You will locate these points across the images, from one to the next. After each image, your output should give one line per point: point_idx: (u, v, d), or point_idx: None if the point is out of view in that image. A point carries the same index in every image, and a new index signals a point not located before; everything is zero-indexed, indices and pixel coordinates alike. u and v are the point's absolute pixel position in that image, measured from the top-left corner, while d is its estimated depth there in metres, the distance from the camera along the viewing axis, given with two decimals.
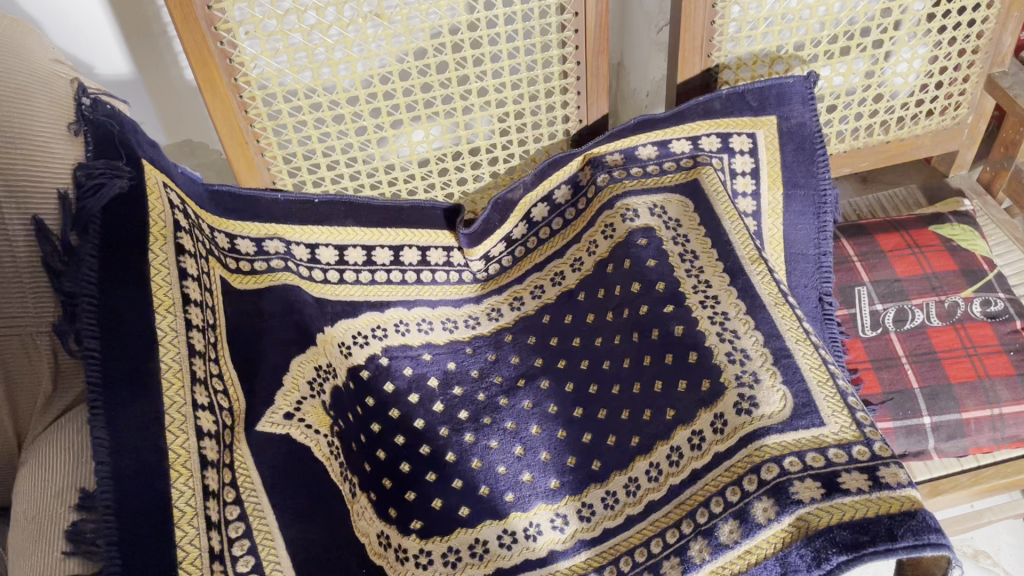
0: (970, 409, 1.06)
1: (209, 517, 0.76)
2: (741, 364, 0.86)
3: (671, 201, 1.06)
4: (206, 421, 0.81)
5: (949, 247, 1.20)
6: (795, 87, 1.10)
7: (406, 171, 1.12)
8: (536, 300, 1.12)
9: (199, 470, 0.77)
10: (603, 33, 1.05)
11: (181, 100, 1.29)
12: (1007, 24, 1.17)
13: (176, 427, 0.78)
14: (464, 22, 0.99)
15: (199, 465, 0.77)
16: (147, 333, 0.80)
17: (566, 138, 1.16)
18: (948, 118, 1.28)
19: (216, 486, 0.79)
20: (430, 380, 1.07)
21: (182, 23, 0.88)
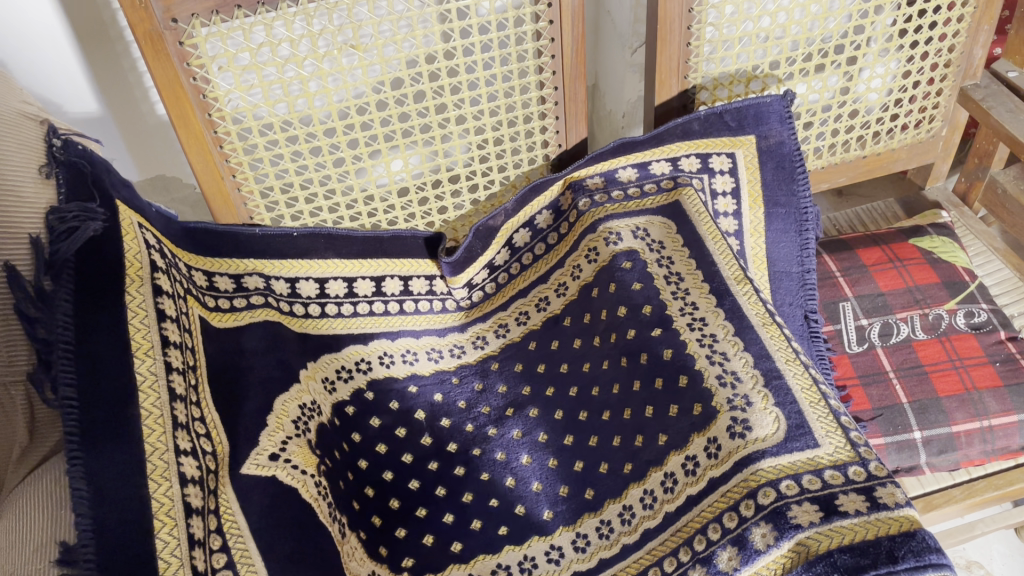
0: (960, 422, 1.06)
1: (195, 568, 0.73)
2: (732, 388, 0.85)
3: (653, 224, 1.05)
4: (189, 467, 0.79)
5: (929, 259, 1.21)
6: (772, 106, 1.09)
7: (385, 202, 1.10)
8: (521, 326, 1.11)
9: (183, 517, 0.75)
10: (580, 57, 1.04)
11: (152, 135, 1.27)
12: (978, 37, 1.19)
13: (159, 474, 0.75)
14: (441, 52, 0.98)
15: (184, 514, 0.75)
16: (127, 379, 0.78)
17: (546, 163, 1.15)
18: (923, 131, 1.29)
19: (202, 534, 0.76)
20: (417, 413, 1.05)
21: (153, 58, 0.86)
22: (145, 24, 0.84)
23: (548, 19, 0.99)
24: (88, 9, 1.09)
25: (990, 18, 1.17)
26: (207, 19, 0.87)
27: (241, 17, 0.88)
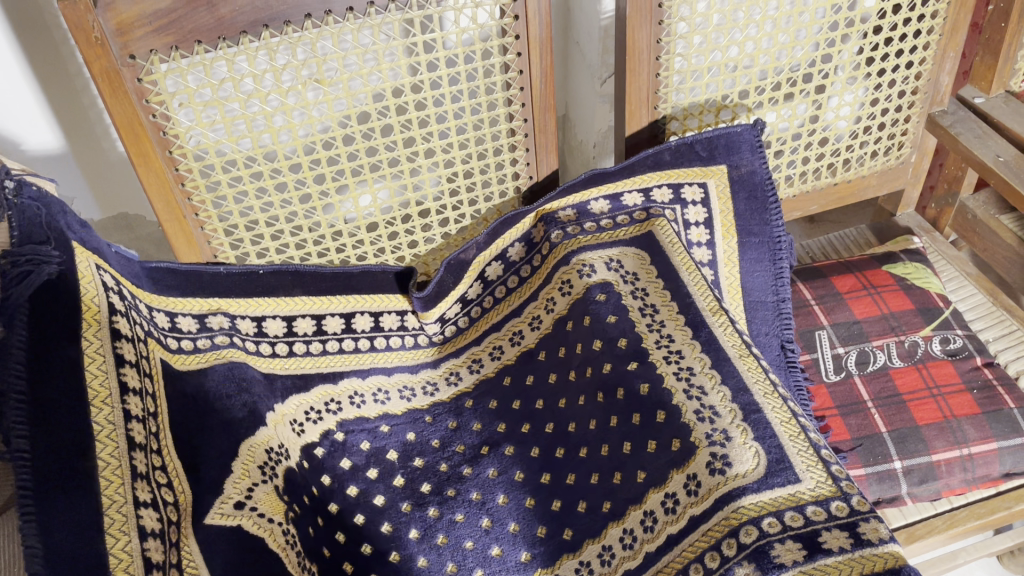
0: (940, 450, 1.05)
1: None
2: (711, 422, 0.83)
3: (627, 255, 1.03)
4: (147, 519, 0.75)
5: (903, 286, 1.21)
6: (744, 135, 1.09)
7: (354, 237, 1.08)
8: (495, 361, 1.08)
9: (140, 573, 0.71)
10: (550, 89, 1.03)
11: (114, 172, 1.24)
12: (944, 64, 1.19)
13: (116, 528, 0.72)
14: (408, 85, 0.96)
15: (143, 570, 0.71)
16: (84, 430, 0.74)
17: (517, 196, 1.13)
18: (893, 158, 1.29)
19: None
20: (389, 453, 1.02)
21: (111, 96, 0.84)
22: (101, 60, 0.81)
23: (516, 51, 0.98)
24: (46, 43, 1.07)
25: (955, 46, 1.18)
26: (166, 55, 0.84)
27: (201, 52, 0.85)
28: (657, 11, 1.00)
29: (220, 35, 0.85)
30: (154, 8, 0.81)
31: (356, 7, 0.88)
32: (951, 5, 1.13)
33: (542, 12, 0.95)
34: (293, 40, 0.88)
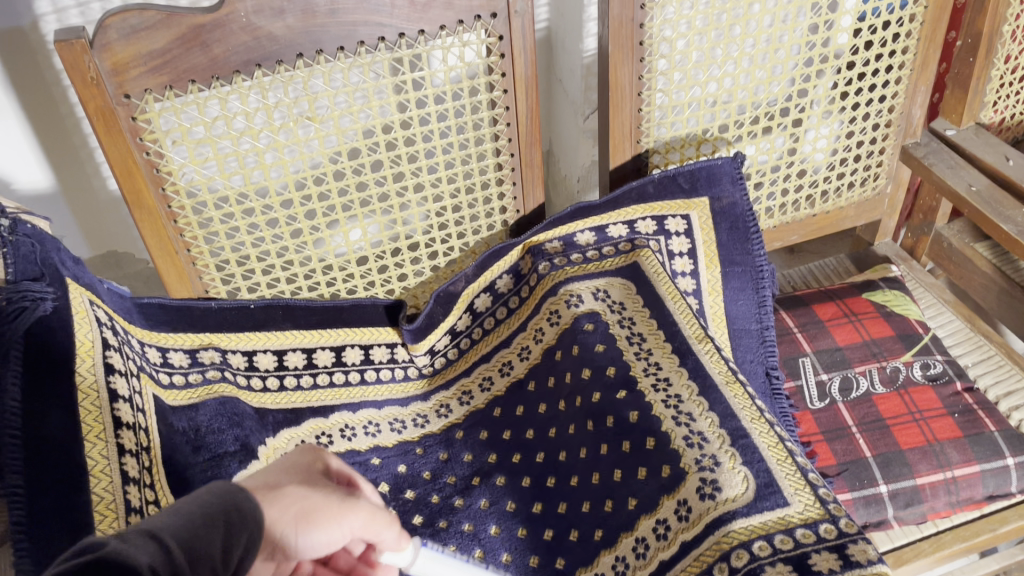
0: (924, 474, 1.07)
1: None
2: (699, 448, 0.84)
3: (614, 285, 1.05)
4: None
5: (883, 313, 1.23)
6: (724, 168, 1.11)
7: (344, 271, 1.09)
8: (485, 393, 1.09)
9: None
10: (535, 124, 1.05)
11: (105, 210, 1.25)
12: (915, 97, 1.23)
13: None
14: (396, 121, 0.98)
15: None
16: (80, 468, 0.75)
17: (505, 229, 1.15)
18: (868, 188, 1.33)
19: None
20: (381, 486, 1.03)
21: (105, 134, 0.86)
22: (96, 99, 0.83)
23: (502, 88, 1.01)
24: (39, 85, 1.09)
25: (926, 80, 1.22)
26: (160, 95, 0.86)
27: (195, 91, 0.87)
28: (638, 48, 1.03)
29: (213, 74, 0.87)
30: (149, 49, 0.82)
31: (346, 46, 0.90)
32: (921, 41, 1.17)
33: (527, 50, 0.98)
34: (285, 78, 0.90)
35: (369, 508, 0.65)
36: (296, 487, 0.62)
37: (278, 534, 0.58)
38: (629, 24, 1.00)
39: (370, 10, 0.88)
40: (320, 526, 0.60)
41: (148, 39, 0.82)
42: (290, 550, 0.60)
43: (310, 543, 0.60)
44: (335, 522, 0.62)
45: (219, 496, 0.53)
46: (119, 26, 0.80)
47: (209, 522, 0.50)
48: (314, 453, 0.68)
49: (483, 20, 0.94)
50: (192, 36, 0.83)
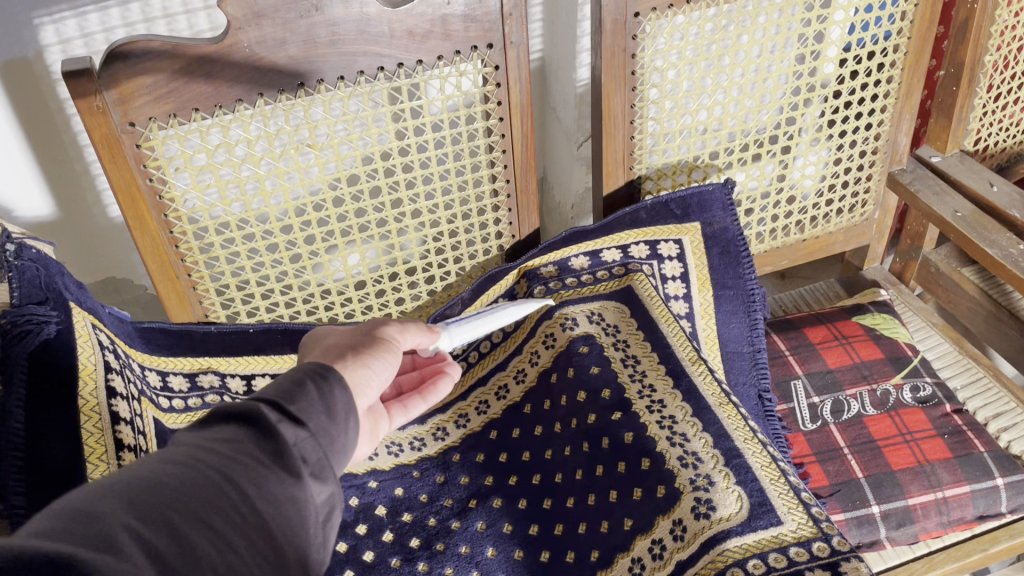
0: (915, 494, 1.08)
1: None
2: (694, 468, 0.85)
3: (608, 308, 1.07)
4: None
5: (873, 336, 1.25)
6: (716, 195, 1.13)
7: (342, 295, 1.11)
8: (481, 416, 1.11)
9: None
10: (530, 152, 1.07)
11: (104, 237, 1.27)
12: (901, 125, 1.26)
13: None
14: (394, 149, 1.00)
15: None
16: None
17: (500, 253, 1.17)
18: (857, 215, 1.35)
19: None
20: (378, 509, 1.04)
21: (110, 161, 0.87)
22: (102, 128, 0.85)
23: (498, 116, 1.03)
24: (43, 113, 1.11)
25: (911, 108, 1.24)
26: (165, 123, 0.88)
27: (199, 119, 0.89)
28: (630, 78, 1.05)
29: (217, 103, 0.89)
30: (154, 79, 0.84)
31: (347, 75, 0.92)
32: (905, 71, 1.20)
33: (523, 79, 1.01)
34: (287, 107, 0.92)
35: (397, 325, 0.80)
36: (344, 342, 0.75)
37: (356, 374, 0.70)
38: (621, 54, 1.02)
39: (370, 41, 0.91)
40: (376, 356, 0.73)
41: (154, 69, 0.84)
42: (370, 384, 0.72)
43: (384, 371, 0.73)
44: (392, 350, 0.76)
45: (315, 367, 0.65)
46: (126, 57, 0.82)
47: (309, 384, 0.62)
48: (322, 333, 0.79)
49: (480, 50, 0.96)
50: (197, 66, 0.85)
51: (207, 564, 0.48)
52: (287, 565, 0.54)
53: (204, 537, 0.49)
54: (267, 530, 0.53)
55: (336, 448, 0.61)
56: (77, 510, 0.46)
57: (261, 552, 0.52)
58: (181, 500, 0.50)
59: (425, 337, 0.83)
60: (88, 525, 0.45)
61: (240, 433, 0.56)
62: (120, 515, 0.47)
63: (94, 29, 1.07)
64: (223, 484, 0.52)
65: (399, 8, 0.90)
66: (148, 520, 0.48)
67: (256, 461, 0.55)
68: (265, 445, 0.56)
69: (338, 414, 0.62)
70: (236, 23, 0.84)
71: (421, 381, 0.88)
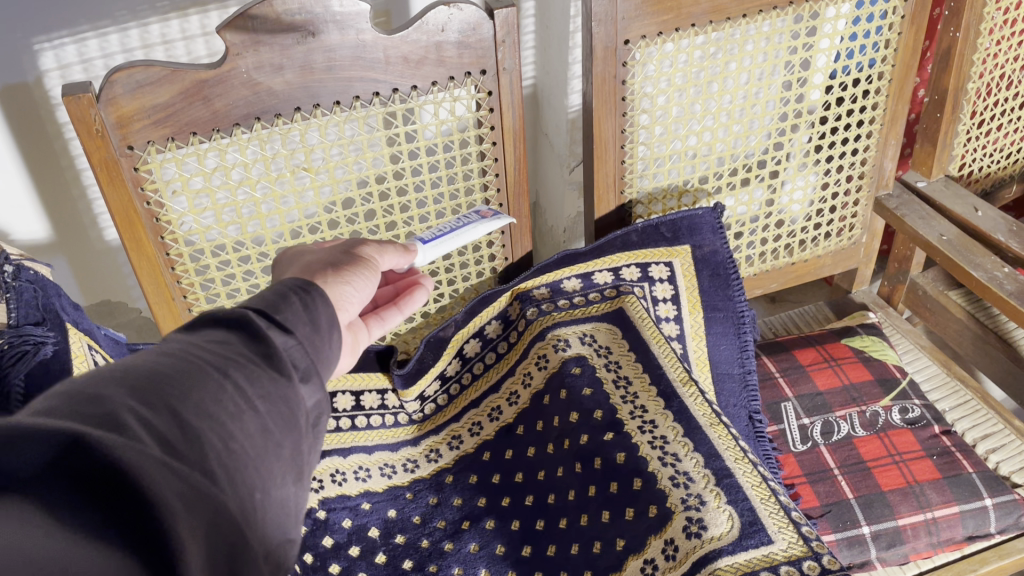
0: (905, 515, 1.09)
1: None
2: (685, 488, 0.86)
3: (600, 329, 1.08)
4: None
5: (862, 358, 1.26)
6: (705, 218, 1.15)
7: None
8: (474, 437, 1.10)
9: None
10: (523, 176, 1.09)
11: (101, 261, 1.28)
12: (886, 150, 1.28)
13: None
14: (389, 173, 1.01)
15: None
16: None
17: (494, 275, 1.18)
18: (844, 238, 1.37)
19: None
20: (371, 530, 1.04)
21: (108, 183, 0.89)
22: (101, 151, 0.86)
23: (491, 140, 1.05)
24: (42, 139, 1.13)
25: (896, 134, 1.27)
26: (162, 146, 0.89)
27: (196, 143, 0.91)
28: (621, 103, 1.07)
29: (214, 127, 0.90)
30: (153, 103, 0.86)
31: (342, 100, 0.94)
32: (890, 97, 1.22)
33: (515, 105, 1.02)
34: (283, 131, 0.93)
35: (375, 245, 0.85)
36: (322, 260, 0.80)
37: (338, 293, 0.76)
38: (612, 80, 1.04)
39: (365, 67, 0.92)
40: (358, 275, 0.79)
41: (153, 94, 0.85)
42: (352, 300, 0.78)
43: (364, 288, 0.79)
44: (372, 268, 0.81)
45: (299, 283, 0.70)
46: (126, 82, 0.84)
47: (293, 298, 0.68)
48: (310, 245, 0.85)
49: (474, 76, 0.98)
50: (195, 91, 0.87)
51: (210, 441, 0.55)
52: (283, 448, 0.61)
53: (205, 419, 0.55)
54: (263, 420, 0.59)
55: (321, 356, 0.67)
56: (86, 394, 0.52)
57: (258, 438, 0.58)
58: (182, 387, 0.56)
59: (401, 256, 0.88)
60: (97, 403, 0.51)
61: (230, 338, 0.62)
62: (125, 400, 0.53)
63: (93, 55, 1.08)
64: (220, 376, 0.58)
65: (394, 35, 0.92)
66: (151, 406, 0.53)
67: (247, 360, 0.61)
68: (256, 348, 0.62)
69: (321, 325, 0.68)
70: (234, 49, 0.86)
71: (395, 294, 0.93)
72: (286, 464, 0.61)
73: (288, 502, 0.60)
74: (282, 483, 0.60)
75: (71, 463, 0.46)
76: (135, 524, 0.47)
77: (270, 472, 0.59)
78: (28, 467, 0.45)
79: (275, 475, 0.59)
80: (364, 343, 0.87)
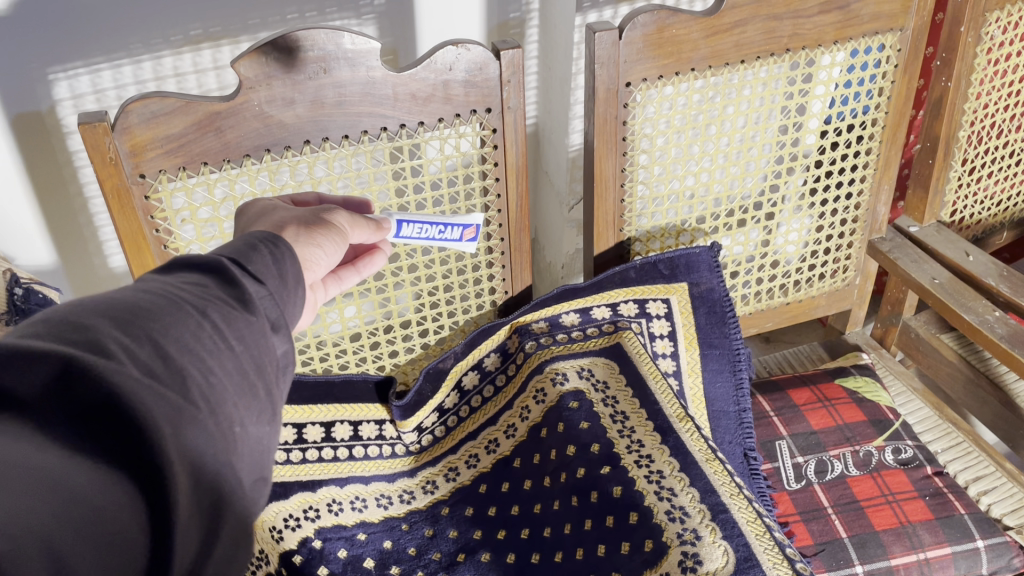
0: (898, 555, 1.10)
1: None
2: (681, 522, 0.87)
3: (597, 364, 1.09)
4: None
5: (855, 399, 1.28)
6: (702, 257, 1.16)
7: (337, 346, 1.13)
8: (471, 470, 1.11)
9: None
10: (525, 212, 1.11)
11: (104, 288, 1.29)
12: (880, 196, 1.30)
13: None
14: (394, 206, 1.03)
15: None
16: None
17: (493, 309, 1.20)
18: (839, 279, 1.39)
19: None
20: (366, 561, 1.04)
21: (119, 210, 0.90)
22: (114, 178, 0.88)
23: (495, 176, 1.07)
24: (51, 167, 1.15)
25: (889, 179, 1.29)
26: (174, 175, 0.91)
27: (206, 172, 0.92)
28: (621, 143, 1.10)
29: (224, 157, 0.92)
30: (166, 133, 0.88)
31: (351, 135, 0.96)
32: (883, 143, 1.25)
33: (519, 142, 1.05)
34: (292, 163, 0.95)
35: (348, 216, 0.85)
36: (294, 217, 0.81)
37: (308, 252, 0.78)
38: (614, 121, 1.07)
39: (374, 103, 0.95)
40: (329, 239, 0.80)
41: (167, 124, 0.87)
42: (321, 263, 0.79)
43: (334, 253, 0.80)
44: (344, 237, 0.82)
45: (267, 235, 0.73)
46: (141, 112, 0.86)
47: (265, 248, 0.71)
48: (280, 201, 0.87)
49: (479, 114, 1.01)
50: (208, 122, 0.89)
51: (189, 374, 0.58)
52: (257, 386, 0.64)
53: (186, 354, 0.59)
54: (238, 359, 0.63)
55: (291, 306, 0.71)
56: (72, 324, 0.55)
57: (234, 375, 0.62)
58: (163, 321, 0.59)
59: (374, 235, 0.88)
60: (83, 330, 0.54)
61: (205, 281, 0.65)
62: (110, 330, 0.56)
63: (107, 86, 1.11)
64: (199, 316, 0.61)
65: (403, 73, 0.94)
66: (133, 337, 0.56)
67: (223, 302, 0.64)
68: (230, 291, 0.65)
69: (289, 279, 0.71)
70: (248, 82, 0.88)
71: (355, 256, 0.94)
72: (262, 403, 0.64)
73: (262, 435, 0.64)
74: (256, 418, 0.63)
75: (70, 390, 0.49)
76: (123, 446, 0.50)
77: (246, 407, 0.62)
78: (26, 390, 0.49)
79: (250, 410, 0.63)
80: (320, 300, 0.90)
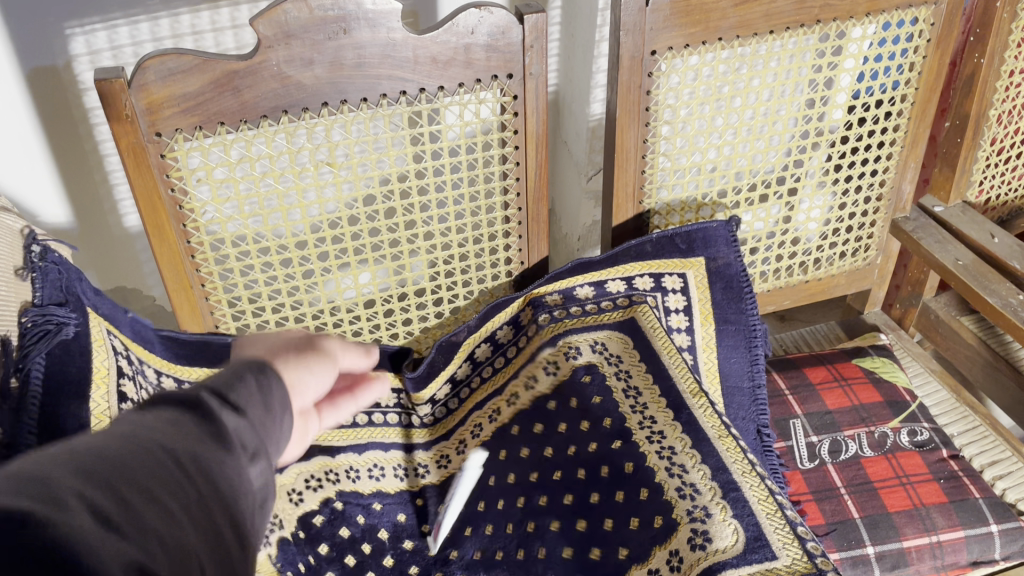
0: (910, 537, 1.09)
1: None
2: (691, 499, 0.86)
3: (613, 338, 1.08)
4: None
5: (872, 379, 1.26)
6: (719, 231, 1.15)
7: (351, 313, 1.13)
8: (475, 439, 1.11)
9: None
10: (544, 181, 1.09)
11: (120, 249, 1.28)
12: (905, 173, 1.28)
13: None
14: (411, 171, 1.02)
15: None
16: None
17: (509, 279, 1.19)
18: (860, 259, 1.36)
19: None
20: (381, 531, 1.05)
21: (135, 168, 0.90)
22: (130, 136, 0.87)
23: (514, 145, 1.05)
24: (68, 122, 1.14)
25: (916, 157, 1.27)
26: (190, 134, 0.90)
27: (223, 133, 0.91)
28: (645, 114, 1.08)
29: (242, 118, 0.91)
30: (182, 91, 0.87)
31: (369, 98, 0.94)
32: (911, 120, 1.22)
33: (540, 109, 1.03)
34: (309, 125, 0.94)
35: (339, 342, 0.74)
36: (280, 343, 0.69)
37: (296, 383, 0.66)
38: (637, 90, 1.05)
39: (393, 66, 0.93)
40: (319, 374, 0.68)
41: (183, 82, 0.86)
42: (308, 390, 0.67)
43: (325, 375, 0.69)
44: (334, 370, 0.70)
45: (253, 364, 0.62)
46: (157, 69, 0.85)
47: (249, 376, 0.60)
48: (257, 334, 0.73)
49: (500, 80, 0.99)
50: (225, 81, 0.88)
51: (169, 506, 0.48)
52: (247, 487, 0.54)
53: (163, 487, 0.48)
54: (223, 466, 0.52)
55: (275, 421, 0.59)
56: (26, 478, 0.44)
57: (220, 486, 0.52)
58: (134, 464, 0.48)
59: (366, 361, 0.78)
60: (37, 486, 0.43)
61: (182, 418, 0.53)
62: (71, 480, 0.45)
63: (124, 43, 1.10)
64: (178, 465, 0.50)
65: (424, 36, 0.92)
66: (99, 484, 0.46)
67: (199, 432, 0.53)
68: (207, 425, 0.53)
69: (274, 410, 0.60)
70: (266, 41, 0.87)
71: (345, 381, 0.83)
72: (254, 502, 0.54)
73: (256, 536, 0.54)
74: (251, 519, 0.54)
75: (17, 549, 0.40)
76: None
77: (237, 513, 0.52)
78: None
79: (243, 515, 0.53)
80: (313, 431, 0.77)
